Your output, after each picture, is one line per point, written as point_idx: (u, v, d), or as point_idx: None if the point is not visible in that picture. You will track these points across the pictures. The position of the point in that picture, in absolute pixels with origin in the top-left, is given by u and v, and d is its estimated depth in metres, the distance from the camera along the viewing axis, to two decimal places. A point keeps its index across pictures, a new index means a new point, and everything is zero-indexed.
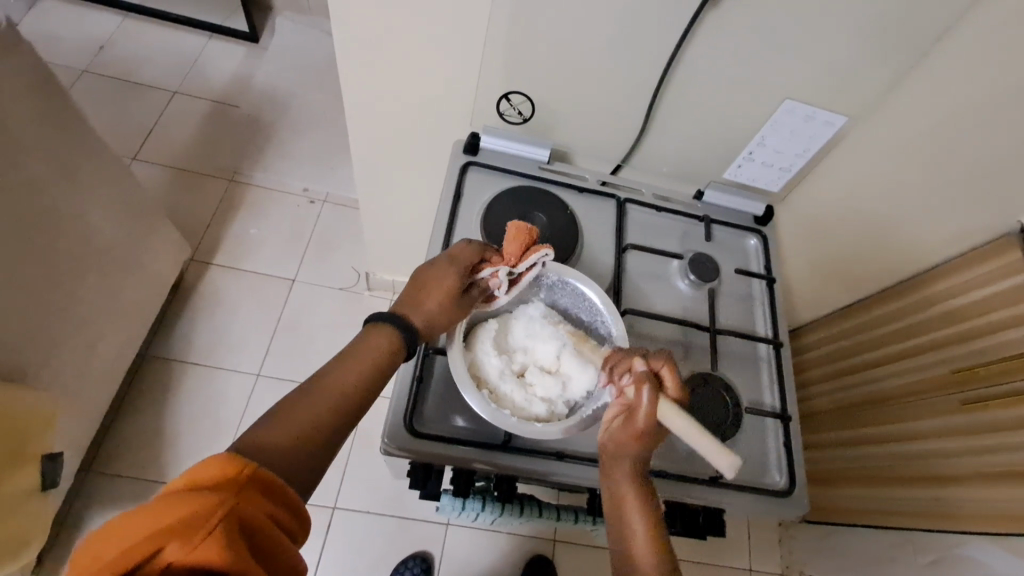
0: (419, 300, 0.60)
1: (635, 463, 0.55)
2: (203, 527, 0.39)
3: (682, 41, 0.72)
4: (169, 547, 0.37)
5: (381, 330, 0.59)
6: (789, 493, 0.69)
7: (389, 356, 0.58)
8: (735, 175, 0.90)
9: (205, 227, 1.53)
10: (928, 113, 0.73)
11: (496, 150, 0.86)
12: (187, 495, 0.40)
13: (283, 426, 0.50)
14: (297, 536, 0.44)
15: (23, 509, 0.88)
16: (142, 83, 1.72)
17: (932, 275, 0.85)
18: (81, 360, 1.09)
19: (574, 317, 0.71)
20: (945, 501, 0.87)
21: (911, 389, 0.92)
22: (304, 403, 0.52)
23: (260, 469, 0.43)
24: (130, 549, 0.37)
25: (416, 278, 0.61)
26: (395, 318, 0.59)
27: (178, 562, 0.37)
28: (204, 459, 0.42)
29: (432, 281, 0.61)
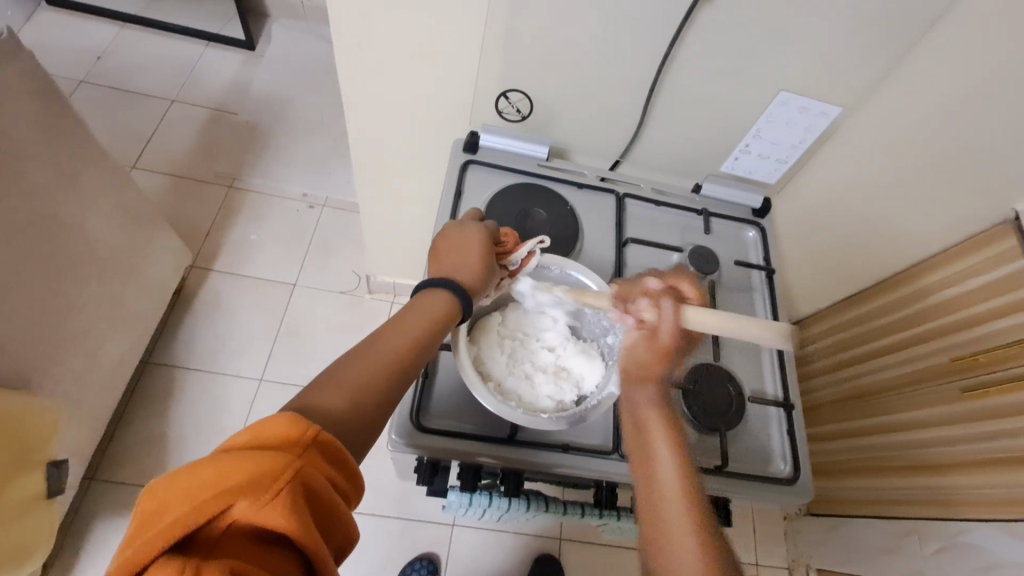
0: (459, 266, 0.61)
1: (658, 388, 0.59)
2: (270, 488, 0.39)
3: (676, 38, 0.73)
4: (238, 505, 0.38)
5: (431, 294, 0.58)
6: (794, 480, 0.70)
7: (447, 315, 0.58)
8: (733, 168, 0.91)
9: (205, 233, 1.53)
10: (921, 102, 0.74)
11: (495, 147, 0.86)
12: (253, 454, 0.39)
13: (332, 391, 0.48)
14: (352, 498, 0.45)
15: (28, 517, 0.88)
16: (140, 93, 1.73)
17: (913, 272, 0.87)
18: (84, 367, 1.10)
19: (578, 309, 0.71)
20: (948, 489, 0.88)
21: (912, 378, 0.92)
22: (347, 369, 0.50)
23: (323, 432, 0.42)
24: (199, 506, 0.37)
25: (452, 242, 0.63)
26: (444, 282, 0.59)
27: (246, 520, 0.38)
28: (269, 417, 0.42)
29: (464, 246, 0.62)
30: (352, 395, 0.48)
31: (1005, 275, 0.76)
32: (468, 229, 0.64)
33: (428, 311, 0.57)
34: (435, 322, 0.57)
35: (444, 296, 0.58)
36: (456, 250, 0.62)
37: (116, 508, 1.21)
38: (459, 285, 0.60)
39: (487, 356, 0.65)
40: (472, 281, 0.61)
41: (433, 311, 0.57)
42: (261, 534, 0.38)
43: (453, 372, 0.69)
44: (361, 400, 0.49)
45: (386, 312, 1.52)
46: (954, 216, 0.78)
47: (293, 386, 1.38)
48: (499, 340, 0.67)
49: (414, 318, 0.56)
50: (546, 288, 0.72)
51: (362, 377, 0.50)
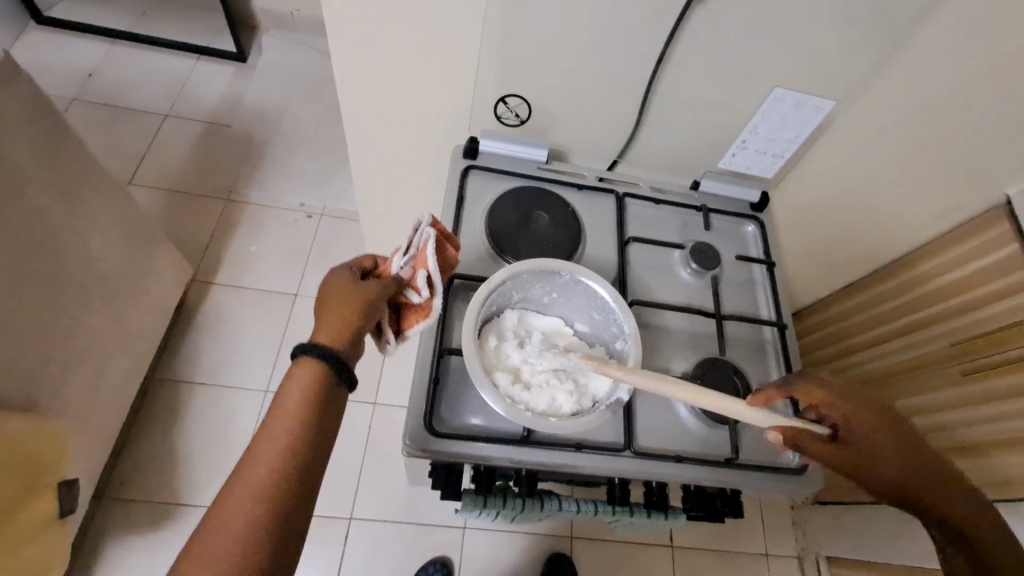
0: (340, 321, 0.57)
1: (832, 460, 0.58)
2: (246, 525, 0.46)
3: (671, 39, 0.75)
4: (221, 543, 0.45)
5: (298, 365, 0.54)
6: (803, 471, 0.71)
7: (320, 396, 0.52)
8: (730, 164, 0.93)
9: (205, 247, 1.53)
10: (912, 93, 0.76)
11: (494, 152, 0.87)
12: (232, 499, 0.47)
13: (270, 440, 0.50)
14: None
15: (45, 538, 0.88)
16: (133, 109, 1.72)
17: (906, 261, 0.89)
18: (91, 386, 1.10)
19: (589, 315, 0.72)
20: (963, 472, 0.87)
21: (914, 362, 0.93)
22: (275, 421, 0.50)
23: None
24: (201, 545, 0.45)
25: (333, 300, 0.58)
26: (306, 346, 0.54)
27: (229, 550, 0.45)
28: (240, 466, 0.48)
29: (344, 302, 0.58)
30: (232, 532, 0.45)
31: (1000, 259, 0.77)
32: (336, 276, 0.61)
33: (291, 399, 0.51)
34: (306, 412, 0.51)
35: (315, 361, 0.53)
36: (326, 302, 0.59)
37: (128, 526, 1.21)
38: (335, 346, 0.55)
39: (491, 359, 0.66)
40: (340, 334, 0.56)
41: (294, 405, 0.51)
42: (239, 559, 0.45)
43: (463, 375, 0.70)
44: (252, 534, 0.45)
45: None
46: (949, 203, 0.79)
47: None
48: (503, 344, 0.68)
49: (282, 417, 0.51)
50: (555, 293, 0.72)
51: (289, 421, 0.50)
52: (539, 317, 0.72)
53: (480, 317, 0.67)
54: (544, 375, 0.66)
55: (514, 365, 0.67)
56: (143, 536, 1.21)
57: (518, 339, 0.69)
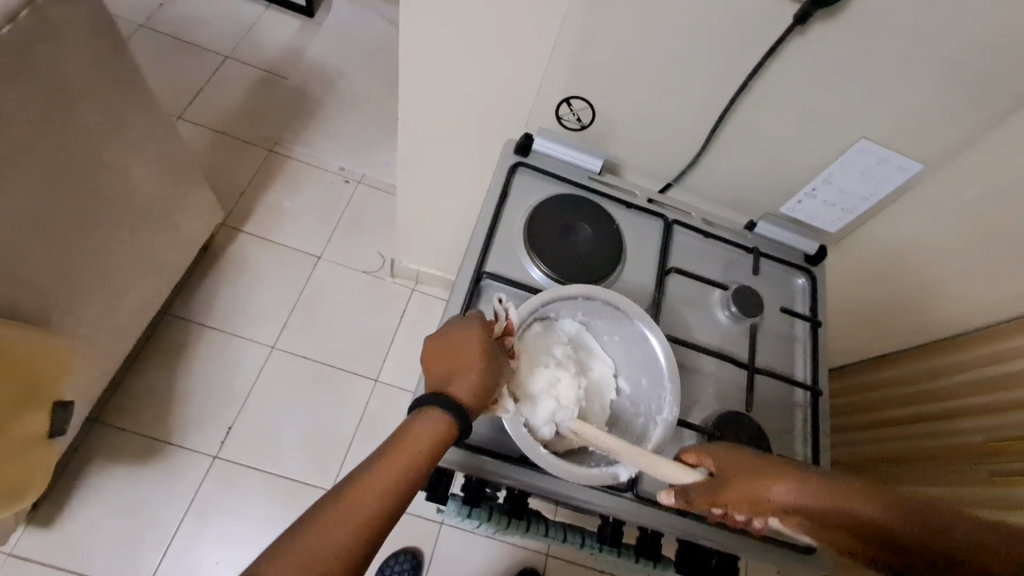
0: (455, 376, 0.53)
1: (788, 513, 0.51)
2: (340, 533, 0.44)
3: (760, 67, 0.69)
4: (316, 538, 0.43)
5: (421, 415, 0.51)
6: (811, 550, 0.66)
7: (433, 455, 0.49)
8: (792, 211, 0.87)
9: (240, 193, 1.53)
10: (1010, 172, 0.70)
11: (547, 152, 0.83)
12: (350, 501, 0.46)
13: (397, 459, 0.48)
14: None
15: (28, 455, 0.87)
16: (196, 45, 1.73)
17: (943, 345, 0.87)
18: (104, 312, 1.09)
19: (634, 376, 0.68)
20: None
21: (947, 451, 0.90)
22: (409, 438, 0.49)
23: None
24: (306, 528, 0.44)
25: (446, 353, 0.55)
26: (437, 397, 0.52)
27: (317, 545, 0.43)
28: (374, 471, 0.47)
29: (456, 354, 0.54)
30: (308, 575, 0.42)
31: None
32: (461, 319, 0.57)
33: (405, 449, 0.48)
34: (416, 464, 0.48)
35: (440, 413, 0.51)
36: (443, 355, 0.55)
37: (115, 455, 1.21)
38: (452, 400, 0.52)
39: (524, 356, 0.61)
40: (472, 388, 0.52)
41: (420, 448, 0.49)
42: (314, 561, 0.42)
43: None
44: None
45: (406, 298, 1.50)
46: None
47: (304, 359, 1.37)
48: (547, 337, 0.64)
49: (387, 466, 0.48)
50: (617, 337, 0.68)
51: (421, 446, 0.49)
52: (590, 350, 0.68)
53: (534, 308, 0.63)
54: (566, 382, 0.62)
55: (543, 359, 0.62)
56: (127, 468, 1.21)
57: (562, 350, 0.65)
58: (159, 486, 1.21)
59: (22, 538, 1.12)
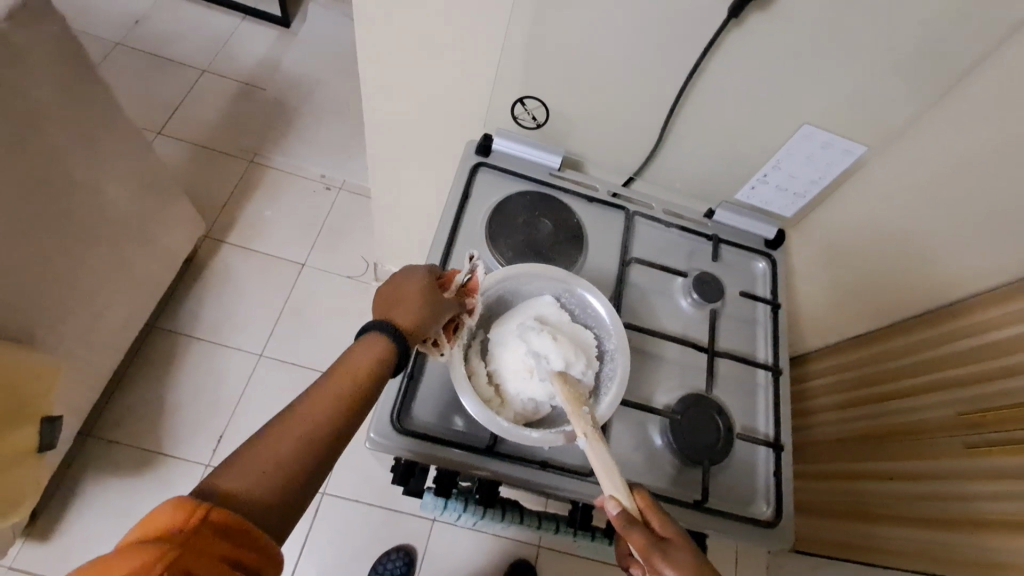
0: (397, 306, 0.58)
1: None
2: (289, 449, 0.48)
3: (701, 59, 0.72)
4: (266, 453, 0.48)
5: (363, 340, 0.56)
6: (774, 524, 0.68)
7: (379, 369, 0.55)
8: (747, 197, 0.89)
9: (222, 205, 1.55)
10: (948, 151, 0.72)
11: (507, 152, 0.86)
12: (296, 419, 0.50)
13: (340, 380, 0.53)
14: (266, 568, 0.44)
15: (19, 469, 0.89)
16: (172, 60, 1.74)
17: (914, 323, 0.89)
18: (88, 327, 1.11)
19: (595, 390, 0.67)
20: (978, 548, 0.78)
21: (919, 427, 0.88)
22: (349, 361, 0.54)
23: (213, 510, 0.43)
24: (257, 444, 0.48)
25: (391, 286, 0.60)
26: (378, 323, 0.57)
27: (264, 461, 0.47)
28: (318, 392, 0.52)
29: (401, 290, 0.60)
30: (260, 472, 0.47)
31: (1009, 337, 0.76)
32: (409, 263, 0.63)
33: (347, 370, 0.53)
34: (353, 388, 0.53)
35: (379, 340, 0.56)
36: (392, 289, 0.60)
37: (108, 467, 1.23)
38: (393, 326, 0.57)
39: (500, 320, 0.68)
40: (413, 316, 0.58)
41: (358, 371, 0.54)
42: (260, 473, 0.47)
43: (438, 377, 0.68)
44: (284, 486, 0.47)
45: None
46: (987, 264, 0.76)
47: (291, 365, 1.40)
48: (506, 322, 0.66)
49: (327, 387, 0.52)
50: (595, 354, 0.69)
51: (360, 368, 0.54)
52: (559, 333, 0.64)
53: (495, 290, 0.68)
54: (514, 363, 0.63)
55: (505, 341, 0.65)
56: (121, 479, 1.23)
57: (520, 328, 0.65)
58: (153, 495, 1.23)
59: (21, 551, 1.15)
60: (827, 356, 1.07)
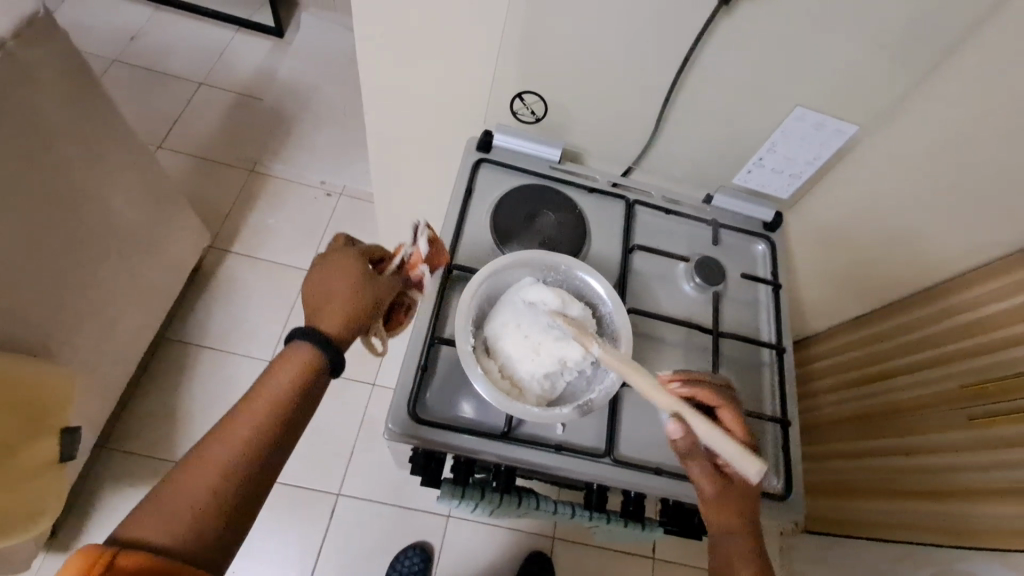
0: (327, 309, 0.62)
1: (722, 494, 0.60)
2: (205, 482, 0.52)
3: (694, 48, 0.73)
4: (182, 490, 0.51)
5: (292, 349, 0.61)
6: (786, 497, 0.70)
7: (301, 389, 0.59)
8: (745, 181, 0.91)
9: (225, 215, 1.56)
10: (938, 127, 0.74)
11: (509, 147, 0.88)
12: (210, 453, 0.54)
13: (252, 410, 0.57)
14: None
15: (41, 479, 0.91)
16: (169, 74, 1.76)
17: (910, 301, 0.91)
18: (101, 339, 1.13)
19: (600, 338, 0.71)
20: (968, 517, 0.84)
21: (923, 401, 0.92)
22: (263, 388, 0.58)
23: (120, 554, 0.45)
24: (172, 485, 0.51)
25: (318, 287, 0.64)
26: (304, 332, 0.61)
27: (181, 497, 0.51)
28: (231, 424, 0.56)
29: (332, 288, 0.63)
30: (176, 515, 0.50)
31: (1006, 310, 0.79)
32: (336, 255, 0.66)
33: (266, 396, 0.58)
34: (270, 412, 0.57)
35: (307, 350, 0.60)
36: (323, 289, 0.63)
37: (125, 477, 1.25)
38: (323, 332, 0.61)
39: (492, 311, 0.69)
40: (345, 313, 0.62)
41: (275, 394, 0.58)
42: (175, 511, 0.50)
43: (451, 367, 0.70)
44: (204, 516, 0.51)
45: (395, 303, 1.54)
46: (982, 236, 0.78)
47: None
48: (498, 313, 0.68)
49: (239, 421, 0.56)
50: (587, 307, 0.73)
51: (275, 393, 0.58)
52: (537, 288, 0.68)
53: (479, 294, 0.69)
54: (518, 347, 0.66)
55: (504, 331, 0.67)
56: (138, 489, 1.24)
57: (507, 311, 0.68)
58: None
59: (44, 564, 1.16)
60: (832, 338, 1.09)
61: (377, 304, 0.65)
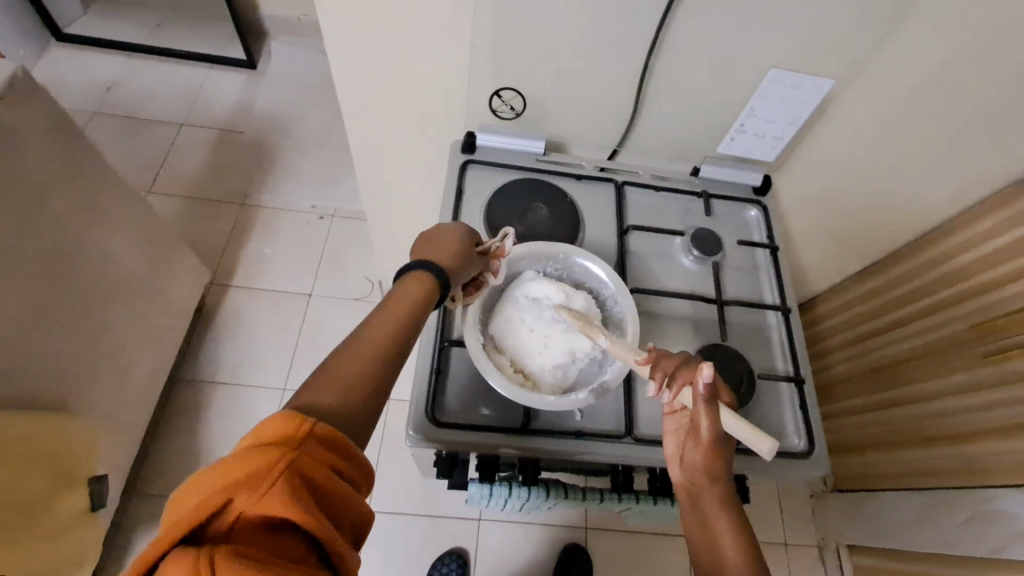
0: (439, 253, 0.60)
1: (716, 486, 0.55)
2: (361, 375, 0.49)
3: (662, 24, 0.74)
4: (347, 376, 0.48)
5: (411, 275, 0.57)
6: (809, 454, 0.70)
7: (425, 303, 0.56)
8: (729, 149, 0.92)
9: (222, 250, 1.57)
10: (913, 71, 0.75)
11: (493, 145, 0.89)
12: (362, 346, 0.51)
13: (392, 311, 0.54)
14: (363, 485, 0.45)
15: (76, 531, 0.91)
16: (150, 119, 1.78)
17: (908, 250, 0.93)
18: (116, 387, 1.14)
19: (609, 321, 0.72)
20: (985, 455, 0.88)
21: (933, 347, 0.95)
22: (395, 296, 0.55)
23: (319, 424, 0.43)
24: (334, 369, 0.49)
25: (434, 237, 0.62)
26: (425, 266, 0.58)
27: (344, 383, 0.48)
28: (376, 321, 0.53)
29: (445, 241, 0.62)
30: (346, 393, 0.47)
31: (1000, 248, 0.82)
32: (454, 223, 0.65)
33: (401, 301, 0.55)
34: (409, 316, 0.54)
35: (424, 279, 0.57)
36: (437, 241, 0.62)
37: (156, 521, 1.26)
38: (439, 269, 0.58)
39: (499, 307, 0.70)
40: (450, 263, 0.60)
41: (406, 301, 0.55)
42: (344, 393, 0.47)
43: (464, 367, 0.71)
44: (362, 405, 0.48)
45: None
46: (971, 173, 0.78)
47: None
48: (506, 310, 0.69)
49: (391, 315, 0.54)
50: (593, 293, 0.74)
51: (409, 300, 0.55)
52: (539, 283, 0.70)
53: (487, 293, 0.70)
54: (528, 341, 0.67)
55: (514, 326, 0.68)
56: None
57: (513, 307, 0.69)
58: None
59: None
60: (840, 293, 1.09)
61: (473, 264, 0.63)
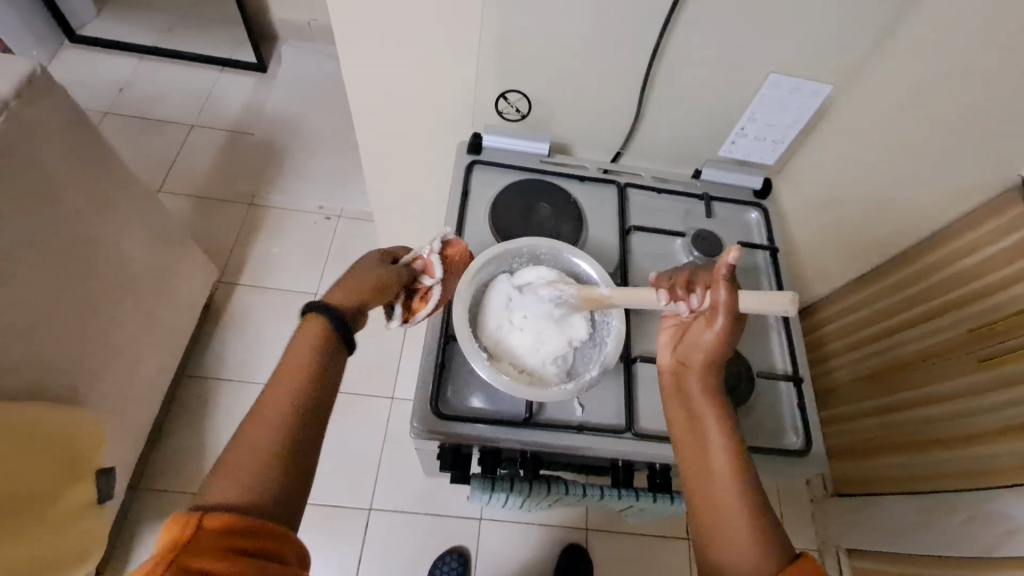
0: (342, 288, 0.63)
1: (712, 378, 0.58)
2: (257, 454, 0.50)
3: (665, 29, 0.76)
4: (242, 461, 0.50)
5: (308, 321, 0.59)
6: (807, 452, 0.72)
7: (322, 361, 0.57)
8: (730, 152, 0.93)
9: (230, 249, 1.60)
10: (910, 77, 0.76)
11: (498, 147, 0.91)
12: (255, 427, 0.52)
13: (282, 383, 0.55)
14: (281, 554, 0.47)
15: (83, 521, 0.93)
16: (161, 120, 1.81)
17: (908, 254, 0.94)
18: (124, 381, 1.16)
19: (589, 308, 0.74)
20: (986, 458, 0.88)
21: (931, 351, 0.95)
22: (287, 366, 0.56)
23: (205, 518, 0.45)
24: (228, 461, 0.50)
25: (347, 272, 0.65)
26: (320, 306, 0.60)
27: (239, 469, 0.49)
28: (267, 398, 0.54)
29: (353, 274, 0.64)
30: (248, 481, 0.49)
31: (997, 253, 0.83)
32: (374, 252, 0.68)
33: (291, 368, 0.56)
34: (301, 383, 0.55)
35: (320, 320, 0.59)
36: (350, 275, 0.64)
37: (161, 516, 1.27)
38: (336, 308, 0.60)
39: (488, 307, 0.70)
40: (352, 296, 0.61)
41: (301, 364, 0.56)
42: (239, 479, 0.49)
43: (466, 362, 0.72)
44: (264, 487, 0.49)
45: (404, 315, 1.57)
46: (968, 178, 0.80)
47: None
48: (494, 310, 0.70)
49: (283, 384, 0.55)
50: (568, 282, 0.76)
51: (299, 366, 0.56)
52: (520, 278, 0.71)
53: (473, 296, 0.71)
54: (523, 339, 0.69)
55: (508, 325, 0.69)
56: None
57: (503, 308, 0.70)
58: None
59: None
60: (842, 298, 1.10)
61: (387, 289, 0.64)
